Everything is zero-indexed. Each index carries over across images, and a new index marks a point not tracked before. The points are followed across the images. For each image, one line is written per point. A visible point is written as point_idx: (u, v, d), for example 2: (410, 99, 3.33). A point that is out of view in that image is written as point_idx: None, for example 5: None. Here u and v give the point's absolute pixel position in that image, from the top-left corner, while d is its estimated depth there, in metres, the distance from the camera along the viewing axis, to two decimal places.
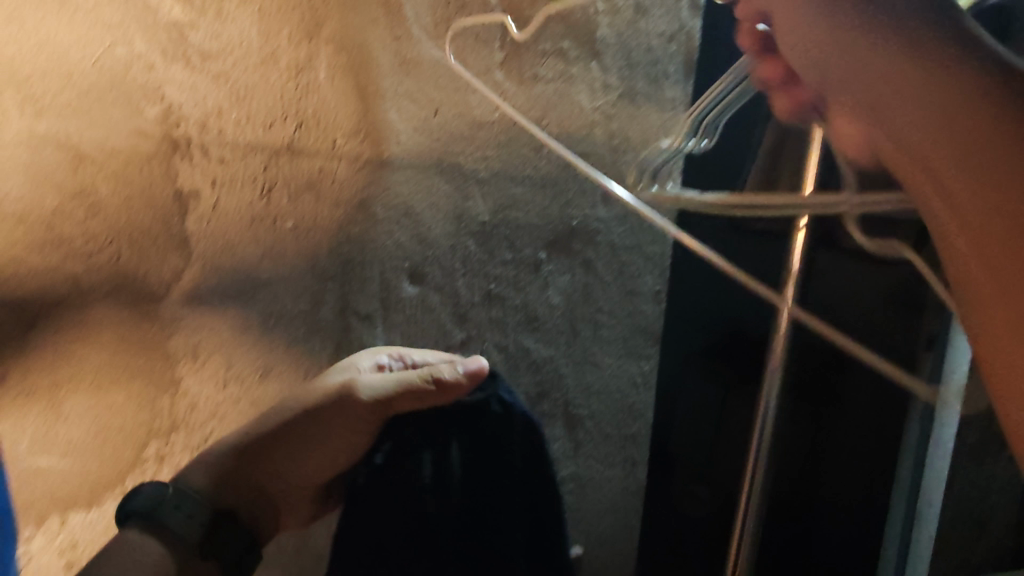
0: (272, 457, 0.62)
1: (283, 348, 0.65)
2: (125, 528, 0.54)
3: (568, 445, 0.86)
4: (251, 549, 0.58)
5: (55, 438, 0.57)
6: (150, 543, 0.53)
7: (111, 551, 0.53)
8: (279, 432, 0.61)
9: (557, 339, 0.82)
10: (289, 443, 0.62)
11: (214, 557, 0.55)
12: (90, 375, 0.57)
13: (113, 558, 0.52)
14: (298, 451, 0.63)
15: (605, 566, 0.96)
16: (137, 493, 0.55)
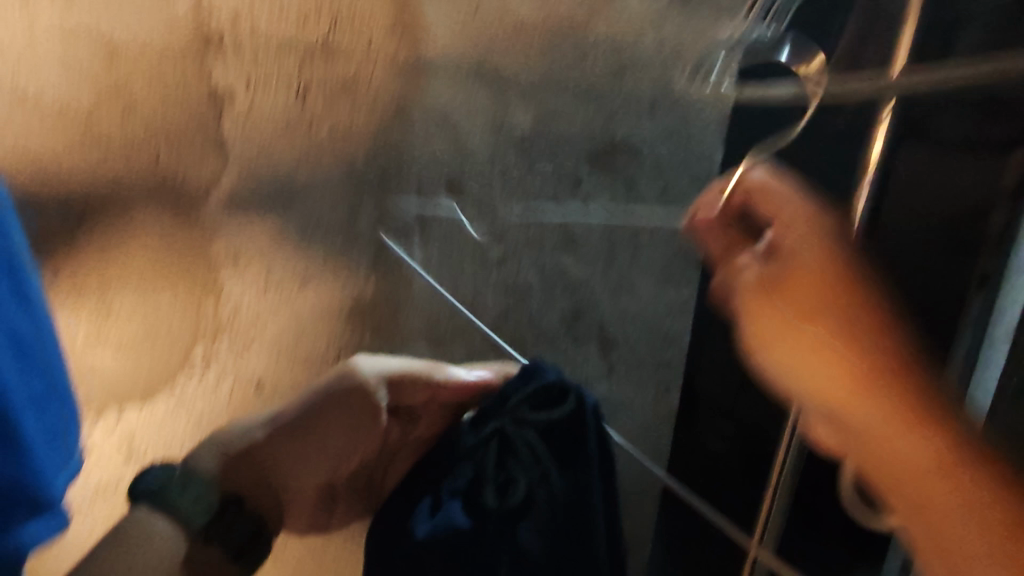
0: (284, 457, 0.60)
1: (323, 258, 0.64)
2: (135, 505, 0.55)
3: (602, 368, 0.85)
4: (257, 535, 0.59)
5: (109, 334, 0.59)
6: (157, 524, 0.54)
7: (123, 526, 0.54)
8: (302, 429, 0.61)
9: (594, 258, 0.79)
10: (307, 444, 0.61)
11: (219, 541, 0.57)
12: (137, 276, 0.59)
13: (125, 537, 0.53)
14: (312, 452, 0.61)
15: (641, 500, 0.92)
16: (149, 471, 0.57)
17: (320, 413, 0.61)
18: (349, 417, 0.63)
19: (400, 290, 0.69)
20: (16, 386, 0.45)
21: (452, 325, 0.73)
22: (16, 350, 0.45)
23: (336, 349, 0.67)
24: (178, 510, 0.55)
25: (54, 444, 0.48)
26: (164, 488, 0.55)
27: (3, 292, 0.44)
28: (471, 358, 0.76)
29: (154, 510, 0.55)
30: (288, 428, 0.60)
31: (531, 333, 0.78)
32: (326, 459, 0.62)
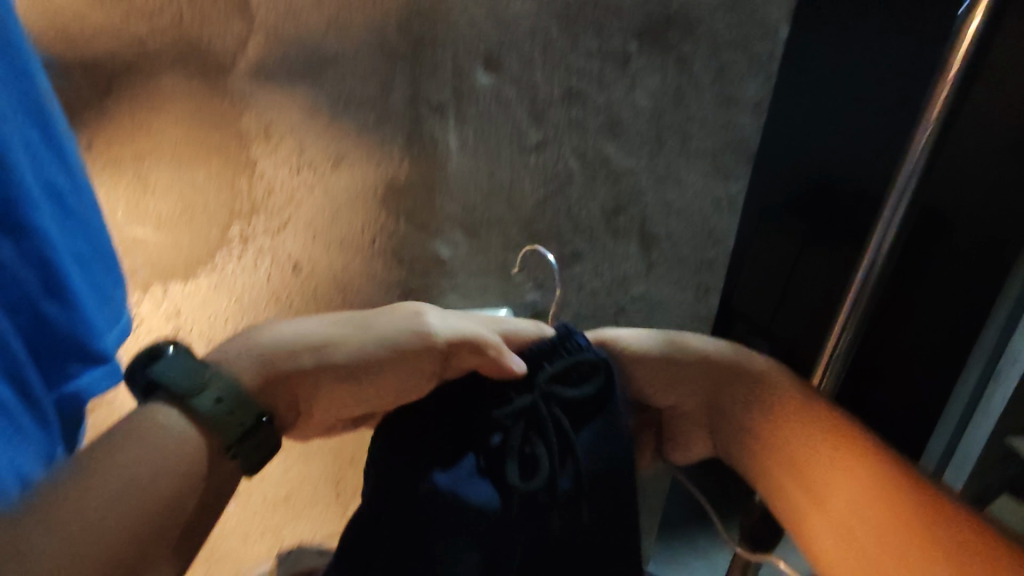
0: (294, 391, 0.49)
1: (356, 136, 0.62)
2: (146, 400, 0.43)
3: (641, 265, 0.82)
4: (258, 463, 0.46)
5: (146, 210, 0.59)
6: (181, 422, 0.42)
7: (132, 422, 0.42)
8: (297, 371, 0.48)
9: (640, 148, 0.75)
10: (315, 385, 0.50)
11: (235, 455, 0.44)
12: (170, 150, 0.58)
13: (131, 439, 0.40)
14: (338, 390, 0.51)
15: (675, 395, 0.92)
16: (160, 365, 0.43)
17: (369, 365, 0.51)
18: (404, 364, 0.52)
19: (437, 174, 0.66)
20: (62, 240, 0.47)
21: (488, 214, 0.71)
22: (56, 201, 0.46)
23: (372, 231, 0.67)
24: (212, 416, 0.43)
25: (102, 302, 0.51)
26: (195, 391, 0.43)
27: (38, 142, 0.45)
28: (507, 249, 0.73)
29: (182, 412, 0.42)
30: (341, 370, 0.50)
31: (569, 225, 0.75)
32: (341, 400, 0.51)
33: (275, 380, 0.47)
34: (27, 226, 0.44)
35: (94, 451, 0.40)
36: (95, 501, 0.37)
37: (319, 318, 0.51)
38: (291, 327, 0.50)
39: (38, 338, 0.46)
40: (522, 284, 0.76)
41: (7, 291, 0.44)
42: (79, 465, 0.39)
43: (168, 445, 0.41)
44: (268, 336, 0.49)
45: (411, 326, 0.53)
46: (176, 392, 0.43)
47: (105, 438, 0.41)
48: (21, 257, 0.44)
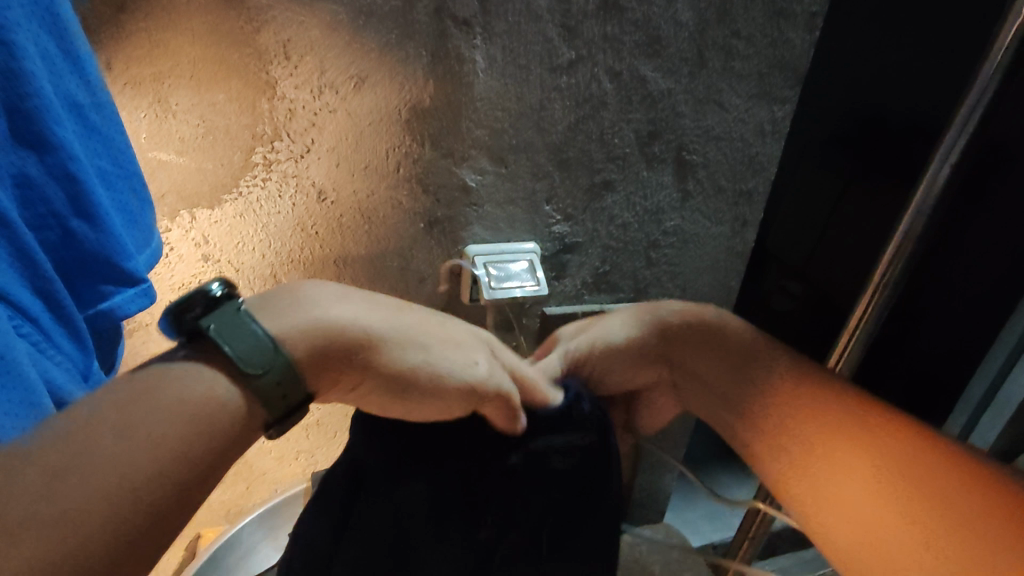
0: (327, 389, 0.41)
1: (379, 54, 0.59)
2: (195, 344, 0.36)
3: (675, 196, 0.79)
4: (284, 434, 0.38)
5: (169, 133, 0.58)
6: (221, 385, 0.35)
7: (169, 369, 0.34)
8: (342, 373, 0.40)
9: (680, 68, 0.70)
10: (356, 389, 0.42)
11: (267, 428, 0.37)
12: (189, 69, 0.56)
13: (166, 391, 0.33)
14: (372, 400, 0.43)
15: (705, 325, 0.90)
16: (213, 329, 0.36)
17: (423, 391, 0.44)
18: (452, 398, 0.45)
19: (463, 96, 0.63)
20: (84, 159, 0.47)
21: (516, 139, 0.67)
22: (76, 115, 0.46)
23: (396, 157, 0.65)
24: (259, 396, 0.36)
25: (129, 223, 0.52)
26: (259, 372, 0.36)
27: (56, 52, 0.45)
28: (535, 177, 0.71)
29: (230, 379, 0.35)
30: (388, 389, 0.43)
31: (601, 152, 0.72)
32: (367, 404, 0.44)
33: (326, 380, 0.40)
34: (52, 141, 0.44)
35: (122, 407, 0.32)
36: (124, 483, 0.30)
37: (381, 311, 0.43)
38: (352, 312, 0.41)
39: (70, 256, 0.47)
40: (550, 215, 0.74)
41: (35, 207, 0.44)
42: (100, 418, 0.31)
43: (205, 417, 0.34)
44: (331, 314, 0.40)
45: (460, 352, 0.46)
46: (228, 356, 0.35)
47: (138, 389, 0.33)
48: (48, 173, 0.44)
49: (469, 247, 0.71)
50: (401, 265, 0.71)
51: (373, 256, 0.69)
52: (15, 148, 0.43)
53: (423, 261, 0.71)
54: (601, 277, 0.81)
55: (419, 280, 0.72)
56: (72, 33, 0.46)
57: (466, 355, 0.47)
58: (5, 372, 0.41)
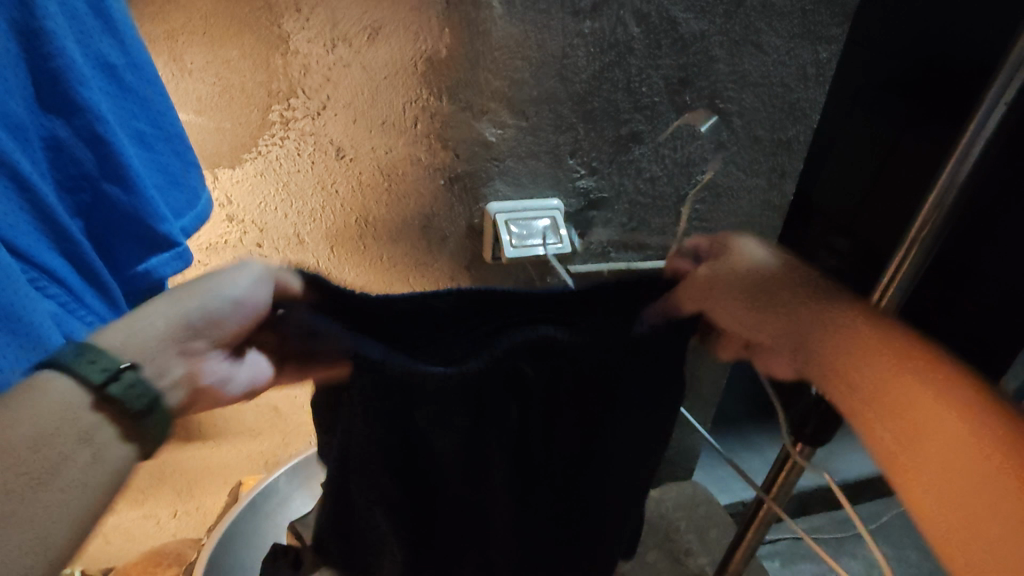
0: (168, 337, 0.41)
1: (391, 1, 0.58)
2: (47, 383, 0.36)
3: (708, 147, 0.75)
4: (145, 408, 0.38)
5: (186, 93, 0.59)
6: (82, 409, 0.36)
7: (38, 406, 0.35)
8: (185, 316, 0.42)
9: (714, 7, 0.65)
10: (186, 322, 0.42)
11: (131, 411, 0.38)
12: (202, 25, 0.56)
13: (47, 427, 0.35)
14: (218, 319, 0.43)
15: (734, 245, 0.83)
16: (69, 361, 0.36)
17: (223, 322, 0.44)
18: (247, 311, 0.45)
19: (480, 45, 0.60)
20: (117, 120, 0.48)
21: (538, 91, 0.64)
22: (109, 75, 0.47)
23: (413, 112, 0.63)
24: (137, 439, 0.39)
25: (164, 184, 0.52)
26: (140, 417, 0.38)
27: (84, 9, 0.45)
28: (558, 130, 0.68)
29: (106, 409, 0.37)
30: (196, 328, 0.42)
31: (628, 101, 0.68)
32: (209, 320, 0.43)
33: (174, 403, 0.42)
34: (77, 103, 0.44)
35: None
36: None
37: (216, 287, 0.43)
38: (132, 334, 0.39)
39: (104, 217, 0.48)
40: (574, 169, 0.71)
41: (67, 169, 0.45)
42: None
43: (50, 443, 0.35)
44: (119, 345, 0.39)
45: (229, 297, 0.43)
46: (108, 396, 0.37)
47: (5, 411, 0.34)
48: (76, 135, 0.45)
49: (490, 205, 0.69)
50: (422, 224, 0.70)
51: (394, 215, 0.69)
52: (42, 111, 0.43)
53: (443, 219, 0.70)
54: (627, 234, 0.79)
55: (441, 240, 0.71)
56: None
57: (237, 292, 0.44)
58: (24, 333, 0.40)
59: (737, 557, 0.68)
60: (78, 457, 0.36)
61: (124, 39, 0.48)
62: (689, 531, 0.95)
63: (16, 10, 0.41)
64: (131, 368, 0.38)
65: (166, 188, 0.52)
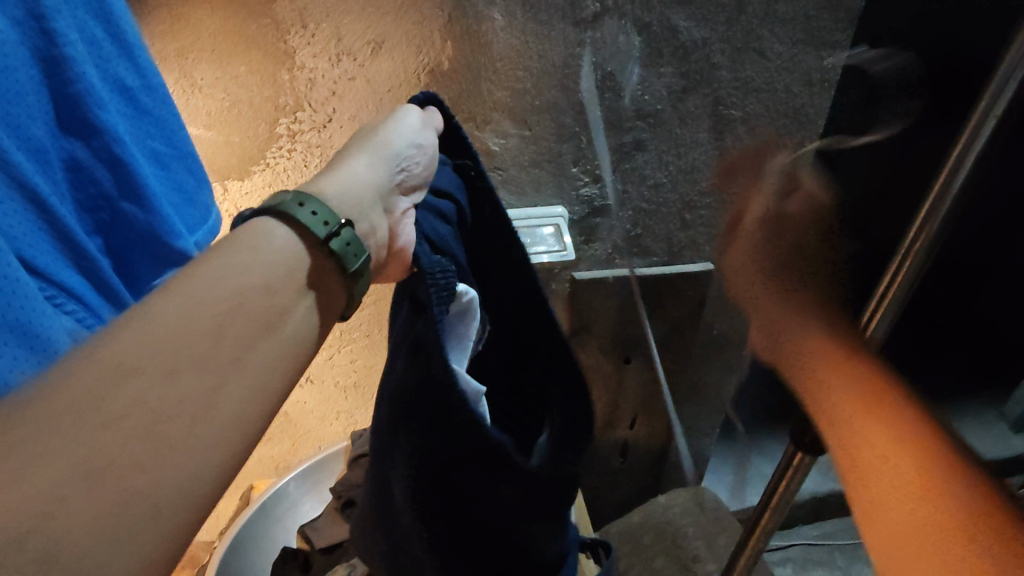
0: (365, 173, 0.40)
1: (395, 16, 0.59)
2: (250, 231, 0.34)
3: (712, 154, 0.75)
4: (353, 275, 0.36)
5: (196, 109, 0.60)
6: (300, 265, 0.34)
7: (226, 283, 0.31)
8: (380, 151, 0.42)
9: (715, 15, 0.65)
10: (378, 162, 0.41)
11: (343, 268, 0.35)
12: (211, 43, 0.58)
13: (236, 319, 0.30)
14: (412, 172, 0.42)
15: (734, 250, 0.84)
16: (290, 212, 0.35)
17: (414, 175, 0.43)
18: (433, 166, 0.44)
19: (482, 57, 0.62)
20: (136, 142, 0.49)
21: (540, 100, 0.65)
22: (127, 97, 0.48)
23: None
24: (349, 294, 0.37)
25: (179, 202, 0.53)
26: (357, 273, 0.36)
27: (104, 38, 0.47)
28: (560, 138, 0.68)
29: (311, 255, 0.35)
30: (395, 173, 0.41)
31: (630, 109, 0.69)
32: (403, 168, 0.42)
33: (386, 260, 0.40)
34: (95, 126, 0.45)
35: (208, 281, 0.31)
36: (188, 393, 0.27)
37: (402, 133, 0.43)
38: (343, 184, 0.38)
39: (121, 234, 0.49)
40: (577, 177, 0.72)
41: (85, 188, 0.47)
42: (181, 296, 0.30)
43: (273, 294, 0.32)
44: (336, 198, 0.37)
45: (411, 150, 0.43)
46: (324, 240, 0.35)
47: (224, 260, 0.32)
48: (95, 156, 0.46)
49: None
50: None
51: None
52: (62, 134, 0.45)
53: None
54: (632, 240, 0.79)
55: None
56: (119, 18, 0.48)
57: (418, 145, 0.43)
58: (42, 350, 0.39)
59: (742, 564, 0.68)
60: (294, 311, 0.33)
61: (140, 62, 0.50)
62: (697, 537, 0.95)
63: (38, 39, 0.43)
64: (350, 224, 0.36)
65: (181, 206, 0.54)
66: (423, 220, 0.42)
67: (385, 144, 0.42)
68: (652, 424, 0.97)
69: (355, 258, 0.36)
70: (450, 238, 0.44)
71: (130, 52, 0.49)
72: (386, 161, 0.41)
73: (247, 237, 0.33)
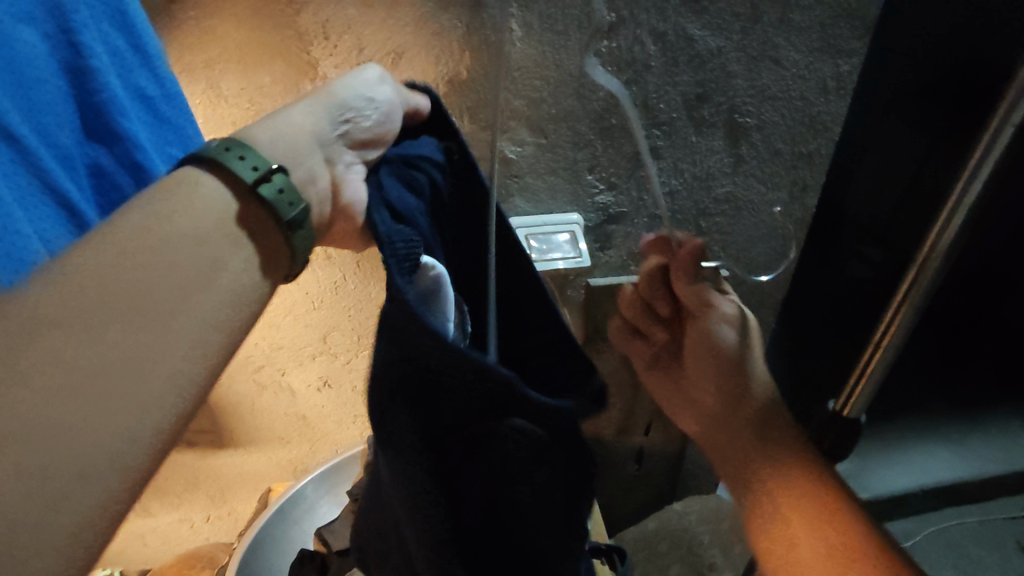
0: (306, 125, 0.39)
1: (415, 27, 0.60)
2: (180, 180, 0.34)
3: (727, 161, 0.75)
4: (291, 226, 0.36)
5: (222, 118, 0.62)
6: (228, 212, 0.34)
7: (144, 236, 0.31)
8: (327, 104, 0.41)
9: (730, 21, 0.66)
10: (323, 114, 0.40)
11: (274, 217, 0.35)
12: (236, 54, 0.59)
13: (162, 271, 0.31)
14: (361, 128, 0.41)
15: (751, 257, 0.83)
16: (220, 159, 0.34)
17: (365, 129, 0.41)
18: (387, 118, 0.42)
19: (501, 67, 0.63)
20: (158, 148, 0.51)
21: (556, 109, 0.66)
22: (146, 106, 0.50)
23: None
24: (290, 249, 0.37)
25: None
26: (295, 223, 0.36)
27: (125, 48, 0.48)
28: (576, 147, 0.69)
29: (236, 198, 0.34)
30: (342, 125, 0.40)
31: (646, 118, 0.69)
32: (350, 122, 0.41)
33: (329, 218, 0.40)
34: (117, 133, 0.47)
35: (141, 230, 0.32)
36: (115, 344, 0.29)
37: (357, 89, 0.42)
38: (279, 131, 0.38)
39: None
40: (593, 185, 0.72)
41: (107, 195, 0.48)
42: (106, 249, 0.30)
43: (209, 246, 0.33)
44: (267, 143, 0.37)
45: (353, 107, 0.41)
46: (249, 186, 0.34)
47: (156, 211, 0.32)
48: (117, 162, 0.48)
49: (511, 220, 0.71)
50: None
51: None
52: (87, 141, 0.47)
53: None
54: None
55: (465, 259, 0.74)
56: (141, 30, 0.49)
57: (362, 101, 0.41)
58: None
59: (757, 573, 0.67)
60: (231, 265, 0.34)
61: (160, 71, 0.51)
62: (713, 545, 0.95)
63: (66, 51, 0.44)
64: (282, 170, 0.36)
65: None
66: (393, 190, 0.39)
67: (335, 97, 0.41)
68: (667, 431, 0.94)
69: (285, 213, 0.35)
70: (417, 211, 0.40)
71: (150, 63, 0.51)
72: (332, 113, 0.40)
73: (171, 193, 0.33)
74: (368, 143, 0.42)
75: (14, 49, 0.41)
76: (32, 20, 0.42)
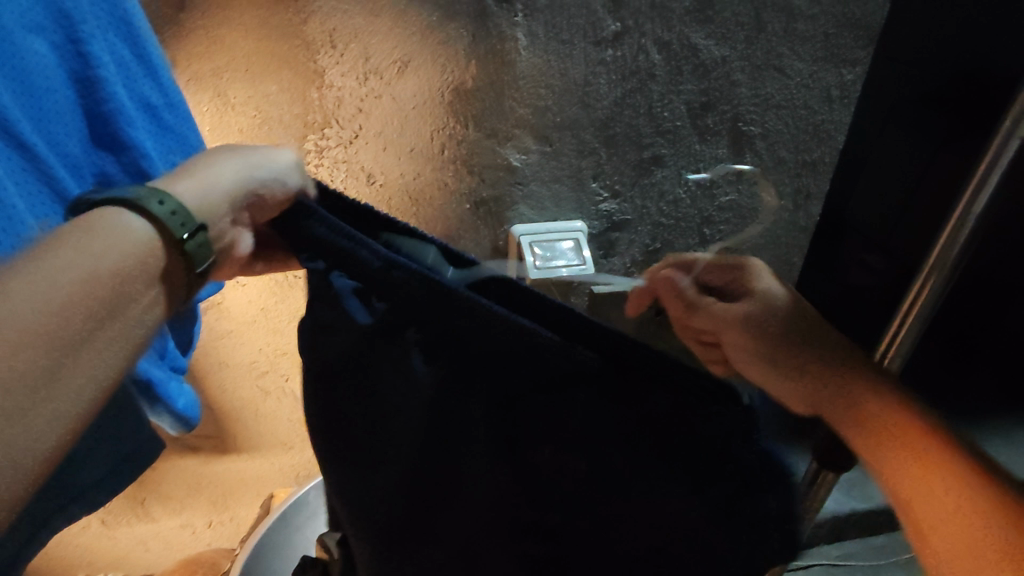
0: (227, 179, 0.38)
1: (421, 36, 0.61)
2: (96, 221, 0.32)
3: (731, 169, 0.75)
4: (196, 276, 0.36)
5: (228, 125, 0.63)
6: (151, 257, 0.33)
7: (63, 268, 0.29)
8: (244, 164, 0.40)
9: (734, 31, 0.66)
10: (243, 172, 0.39)
11: (187, 269, 0.35)
12: (244, 63, 0.60)
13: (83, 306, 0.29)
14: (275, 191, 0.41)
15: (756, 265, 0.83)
16: (145, 204, 0.33)
17: (276, 194, 0.41)
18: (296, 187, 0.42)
19: (505, 75, 0.63)
20: (162, 156, 0.51)
21: (561, 117, 0.66)
22: (151, 114, 0.50)
23: (440, 139, 0.66)
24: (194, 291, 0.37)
25: None
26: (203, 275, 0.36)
27: (131, 58, 0.49)
28: (581, 155, 0.69)
29: (162, 244, 0.33)
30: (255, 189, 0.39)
31: (650, 126, 0.69)
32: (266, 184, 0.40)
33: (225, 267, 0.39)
34: (124, 141, 0.48)
35: (64, 260, 0.29)
36: (26, 368, 0.27)
37: (268, 159, 0.41)
38: (199, 184, 0.37)
39: None
40: (597, 192, 0.72)
41: None
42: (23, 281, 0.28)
43: (125, 281, 0.31)
44: (188, 196, 0.36)
45: (279, 185, 0.41)
46: (173, 240, 0.34)
47: (62, 243, 0.30)
48: (123, 171, 0.48)
49: (514, 227, 0.71)
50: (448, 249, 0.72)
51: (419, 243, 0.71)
52: (94, 149, 0.47)
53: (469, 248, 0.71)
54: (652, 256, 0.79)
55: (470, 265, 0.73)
56: (145, 39, 0.50)
57: (289, 180, 0.41)
58: None
59: None
60: (141, 298, 0.33)
61: (163, 80, 0.51)
62: None
63: (75, 61, 0.44)
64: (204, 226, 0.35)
65: None
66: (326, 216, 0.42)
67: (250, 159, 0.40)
68: None
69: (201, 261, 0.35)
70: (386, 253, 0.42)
71: (154, 73, 0.51)
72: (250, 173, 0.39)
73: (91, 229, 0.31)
74: (278, 206, 0.41)
75: (24, 59, 0.41)
76: (41, 29, 0.43)
